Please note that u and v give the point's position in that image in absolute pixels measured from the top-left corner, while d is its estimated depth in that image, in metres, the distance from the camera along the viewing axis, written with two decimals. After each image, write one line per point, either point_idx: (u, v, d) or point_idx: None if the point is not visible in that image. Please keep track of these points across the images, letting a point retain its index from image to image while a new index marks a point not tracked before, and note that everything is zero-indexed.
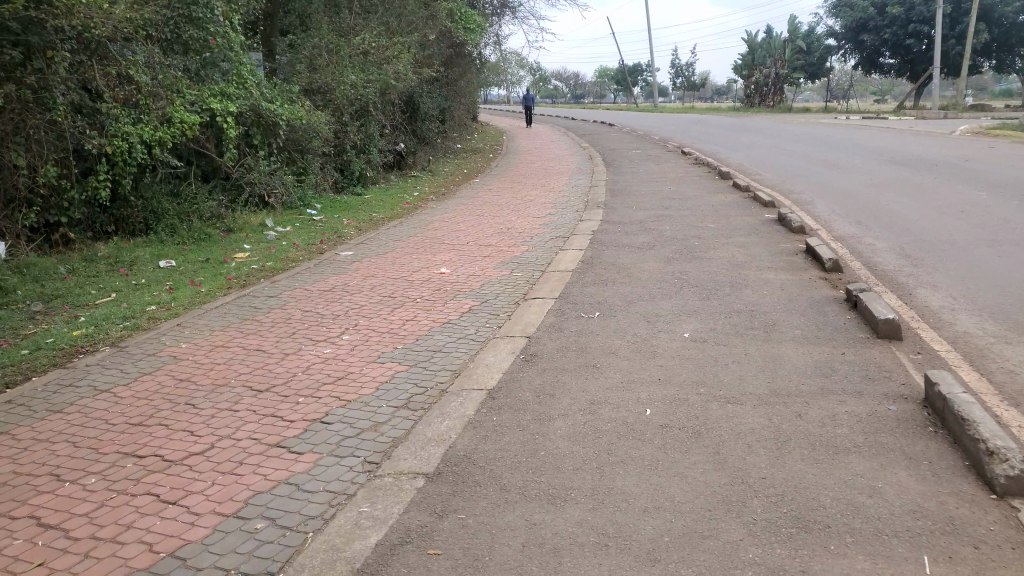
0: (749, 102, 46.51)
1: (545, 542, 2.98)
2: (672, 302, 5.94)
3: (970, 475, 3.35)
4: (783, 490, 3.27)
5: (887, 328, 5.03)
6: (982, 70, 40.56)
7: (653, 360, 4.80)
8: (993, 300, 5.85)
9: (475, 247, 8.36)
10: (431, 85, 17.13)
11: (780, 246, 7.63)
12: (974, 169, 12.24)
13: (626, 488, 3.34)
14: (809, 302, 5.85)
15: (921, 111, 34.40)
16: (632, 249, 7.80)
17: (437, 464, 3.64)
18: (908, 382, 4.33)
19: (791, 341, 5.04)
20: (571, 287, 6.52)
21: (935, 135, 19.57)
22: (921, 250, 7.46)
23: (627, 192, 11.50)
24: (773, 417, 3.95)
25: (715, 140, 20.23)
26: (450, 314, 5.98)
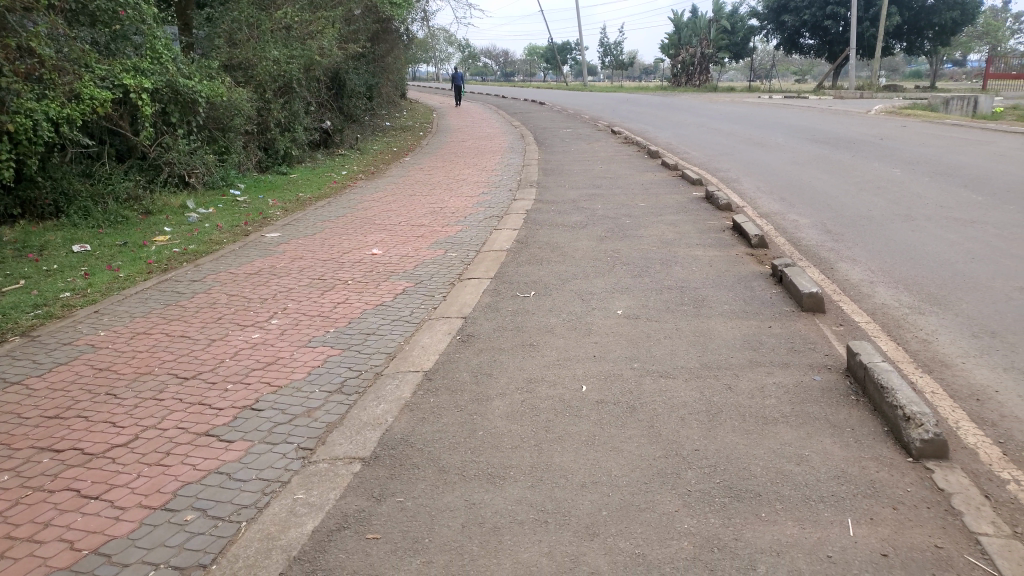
0: (676, 82, 47.26)
1: (485, 521, 2.98)
2: (606, 280, 6.00)
3: (889, 440, 3.49)
4: (715, 461, 3.35)
5: (810, 301, 5.20)
6: (893, 52, 42.26)
7: (589, 337, 4.84)
8: (908, 273, 6.12)
9: (407, 228, 8.24)
10: (358, 61, 16.75)
11: (708, 223, 7.79)
12: (888, 147, 12.77)
13: (564, 464, 3.36)
14: (736, 277, 6.00)
15: (839, 91, 35.60)
16: (566, 227, 7.83)
17: (373, 448, 3.58)
18: (831, 353, 4.49)
19: (721, 316, 5.15)
20: (506, 267, 6.49)
21: (853, 114, 20.30)
22: (841, 225, 7.72)
23: (559, 172, 11.53)
24: (705, 390, 4.04)
25: (645, 119, 20.49)
26: (383, 296, 5.88)
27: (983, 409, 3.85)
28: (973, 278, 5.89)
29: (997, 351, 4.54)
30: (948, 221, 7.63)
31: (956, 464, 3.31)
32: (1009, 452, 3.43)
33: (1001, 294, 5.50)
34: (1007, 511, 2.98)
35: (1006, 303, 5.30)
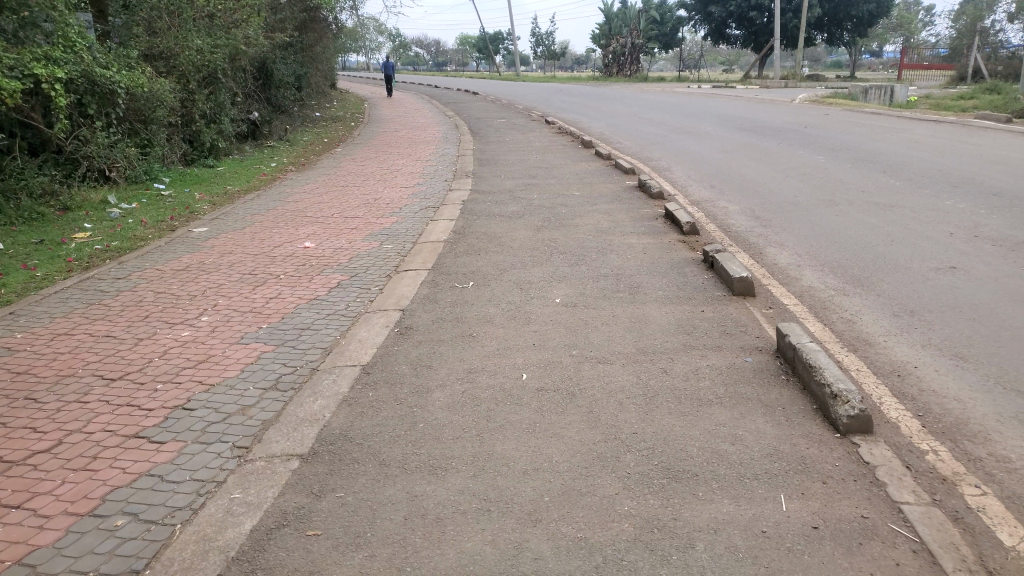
0: (608, 72, 47.74)
1: (428, 513, 2.96)
2: (544, 269, 6.03)
3: (817, 418, 3.62)
4: (653, 444, 3.41)
5: (741, 286, 5.35)
6: (815, 42, 43.64)
7: (528, 326, 4.86)
8: (832, 256, 6.34)
9: (340, 220, 8.11)
10: (286, 50, 16.35)
11: (642, 212, 7.91)
12: (811, 135, 13.20)
13: (505, 452, 3.37)
14: (670, 264, 6.11)
15: (764, 80, 36.61)
16: (502, 217, 7.83)
17: (311, 444, 3.52)
18: (761, 335, 4.62)
19: (656, 302, 5.24)
20: (443, 258, 6.45)
21: (778, 103, 20.88)
22: (769, 211, 7.95)
23: (494, 162, 11.52)
24: (641, 374, 4.12)
25: (578, 109, 20.64)
26: (317, 290, 5.77)
27: (904, 384, 4.03)
28: (892, 260, 6.15)
29: (916, 329, 4.76)
30: (869, 206, 7.94)
31: (880, 438, 3.45)
32: (928, 424, 3.61)
33: (918, 274, 5.76)
34: (926, 480, 3.13)
35: (923, 282, 5.56)
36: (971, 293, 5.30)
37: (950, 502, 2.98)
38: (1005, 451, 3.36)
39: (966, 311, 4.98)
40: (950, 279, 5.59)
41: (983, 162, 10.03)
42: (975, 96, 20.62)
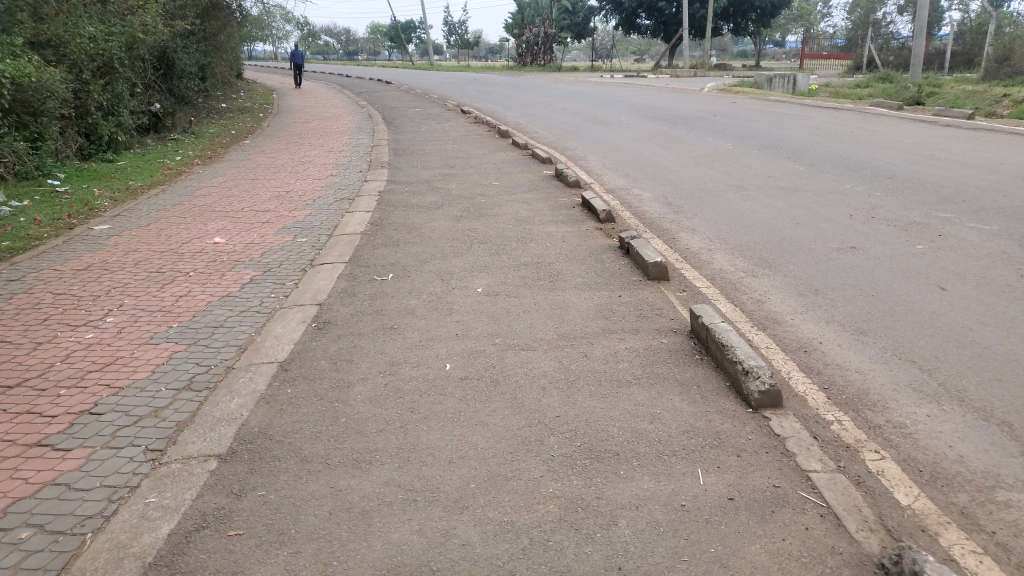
0: (522, 61, 47.94)
1: (353, 506, 2.94)
2: (464, 259, 6.02)
3: (730, 395, 3.77)
4: (575, 426, 3.48)
5: (656, 270, 5.50)
6: (721, 32, 44.98)
7: (450, 316, 4.85)
8: (742, 240, 6.58)
9: (252, 214, 7.87)
10: (188, 38, 15.70)
11: (559, 200, 8.00)
12: (719, 123, 13.62)
13: (430, 443, 3.37)
14: (588, 251, 6.21)
15: (674, 70, 37.54)
16: (420, 208, 7.77)
17: (230, 444, 3.43)
18: (676, 317, 4.77)
19: (575, 289, 5.32)
20: (361, 251, 6.36)
21: (688, 92, 21.44)
22: (682, 198, 8.18)
23: (410, 152, 11.40)
24: (563, 359, 4.18)
25: (493, 99, 20.65)
26: (230, 287, 5.59)
27: (809, 359, 4.24)
28: (797, 241, 6.43)
29: (819, 306, 5.01)
30: (775, 191, 8.26)
31: (788, 411, 3.63)
32: (832, 396, 3.81)
33: (822, 255, 6.04)
34: (831, 449, 3.31)
35: (825, 262, 5.84)
36: (869, 271, 5.60)
37: (852, 468, 3.16)
38: (901, 417, 3.58)
39: (865, 288, 5.26)
40: (850, 259, 5.89)
41: (877, 147, 10.60)
42: (869, 85, 21.73)
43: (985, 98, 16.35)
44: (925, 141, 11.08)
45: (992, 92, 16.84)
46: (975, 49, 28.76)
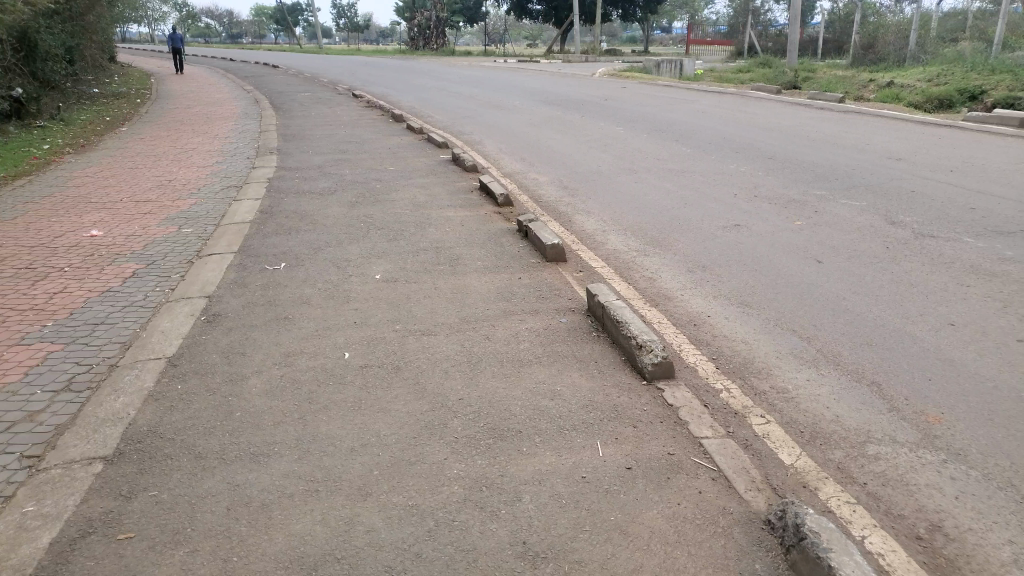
0: (414, 45, 47.38)
1: (252, 500, 2.86)
2: (361, 246, 5.93)
3: (626, 369, 3.89)
4: (477, 407, 3.50)
5: (553, 252, 5.59)
6: (611, 18, 45.93)
7: (348, 304, 4.77)
8: (634, 221, 6.77)
9: (131, 205, 7.45)
10: (52, 18, 14.61)
11: (456, 185, 7.99)
12: (610, 107, 13.93)
13: (331, 432, 3.32)
14: (487, 235, 6.24)
15: (566, 55, 38.07)
16: (313, 195, 7.58)
17: (116, 445, 3.26)
18: (574, 297, 4.87)
19: (474, 272, 5.34)
20: (251, 240, 6.14)
21: (580, 77, 21.78)
22: (577, 181, 8.33)
23: (300, 137, 11.07)
24: (464, 342, 4.20)
25: (386, 83, 20.30)
26: (110, 282, 5.29)
27: (699, 332, 4.43)
28: (686, 221, 6.69)
29: (708, 282, 5.23)
30: (665, 173, 8.53)
31: (681, 382, 3.79)
32: (720, 365, 4.00)
33: (709, 233, 6.30)
34: (721, 416, 3.48)
35: (712, 240, 6.10)
36: (752, 247, 5.89)
37: (740, 432, 3.34)
38: (784, 382, 3.81)
39: (748, 264, 5.53)
40: (734, 236, 6.17)
41: (758, 129, 11.14)
42: (749, 70, 22.71)
43: (854, 83, 17.43)
44: (801, 123, 11.69)
45: (858, 77, 17.96)
46: (843, 36, 30.66)
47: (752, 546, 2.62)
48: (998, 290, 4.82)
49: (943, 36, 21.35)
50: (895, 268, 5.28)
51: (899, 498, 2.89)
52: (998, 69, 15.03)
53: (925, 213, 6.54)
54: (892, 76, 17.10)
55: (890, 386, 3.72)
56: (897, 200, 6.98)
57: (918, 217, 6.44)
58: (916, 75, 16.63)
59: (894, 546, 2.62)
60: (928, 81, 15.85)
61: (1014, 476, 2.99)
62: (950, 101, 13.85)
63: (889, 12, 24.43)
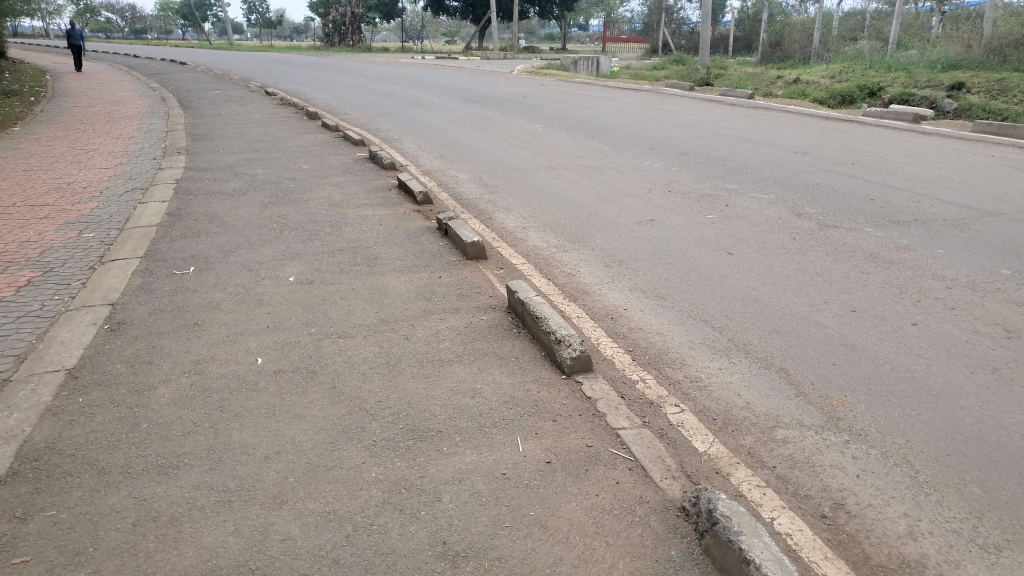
0: (329, 41, 46.54)
1: (160, 514, 2.75)
2: (275, 248, 5.78)
3: (546, 364, 3.92)
4: (397, 409, 3.46)
5: (474, 250, 5.58)
6: (528, 14, 46.23)
7: (261, 308, 4.65)
8: (553, 217, 6.83)
9: (26, 209, 7.05)
10: None
11: (374, 183, 7.88)
12: (529, 105, 14.00)
13: (244, 441, 3.22)
14: (405, 233, 6.18)
15: (485, 52, 38.08)
16: (223, 196, 7.35)
17: (10, 464, 3.08)
18: (493, 294, 4.87)
19: (393, 271, 5.28)
20: (158, 244, 5.90)
21: (499, 74, 21.81)
22: (496, 178, 8.34)
23: (210, 136, 10.71)
24: (382, 344, 4.14)
25: (300, 80, 19.84)
26: (2, 292, 4.98)
27: (616, 326, 4.50)
28: (603, 216, 6.78)
29: (624, 276, 5.32)
30: (582, 169, 8.64)
31: (599, 374, 3.84)
32: (637, 357, 4.08)
33: (626, 228, 6.42)
34: (637, 407, 3.55)
35: (628, 235, 6.21)
36: (667, 241, 6.03)
37: (656, 422, 3.41)
38: (697, 372, 3.91)
39: (663, 258, 5.65)
40: (650, 230, 6.30)
41: (671, 125, 11.39)
42: (664, 67, 23.25)
43: (762, 80, 18.04)
44: (713, 119, 12.02)
45: (766, 74, 18.61)
46: (752, 33, 31.71)
47: (668, 533, 2.68)
48: (894, 277, 5.08)
49: (843, 34, 22.37)
50: (802, 258, 5.49)
51: (805, 479, 3.01)
52: (894, 67, 15.83)
53: (829, 205, 6.83)
54: (797, 73, 17.79)
55: (797, 371, 3.87)
56: (801, 192, 7.27)
57: (822, 209, 6.72)
58: (820, 72, 17.34)
59: (801, 526, 2.73)
60: (831, 78, 16.54)
61: (910, 453, 3.16)
62: (852, 97, 14.51)
63: (794, 12, 25.41)
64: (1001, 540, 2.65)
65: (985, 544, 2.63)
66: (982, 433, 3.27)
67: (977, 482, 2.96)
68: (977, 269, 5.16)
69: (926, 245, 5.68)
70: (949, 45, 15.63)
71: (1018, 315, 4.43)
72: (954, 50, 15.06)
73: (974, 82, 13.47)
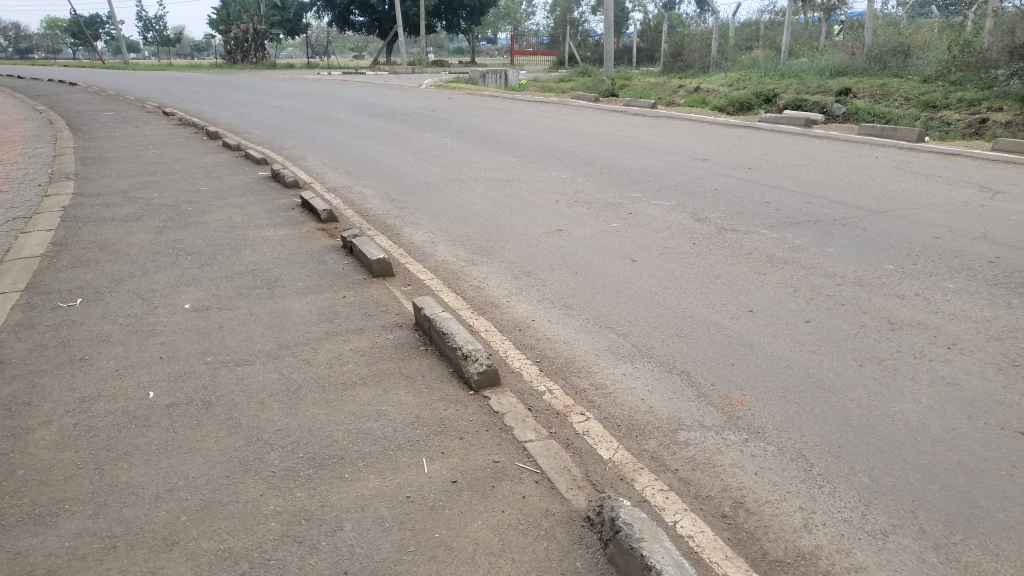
0: (232, 59, 45.38)
1: (35, 568, 2.57)
2: (171, 274, 5.55)
3: (453, 381, 3.88)
4: (297, 437, 3.36)
5: (380, 267, 5.49)
6: (435, 29, 46.36)
7: (153, 339, 4.44)
8: (461, 231, 6.81)
9: None
10: None
11: (277, 203, 7.68)
12: (437, 119, 13.98)
13: (132, 480, 3.05)
14: (309, 253, 6.04)
15: (393, 66, 37.83)
16: (115, 222, 7.01)
17: None
18: (400, 311, 4.81)
19: (296, 293, 5.14)
20: (41, 276, 5.57)
21: (407, 89, 21.71)
22: (404, 193, 8.26)
23: (101, 160, 10.22)
24: (282, 370, 4.01)
25: (199, 99, 19.21)
26: None
27: (524, 337, 4.50)
28: (511, 228, 6.81)
29: (532, 287, 5.35)
30: (491, 182, 8.67)
31: (506, 388, 3.82)
32: (544, 368, 4.09)
33: (535, 239, 6.45)
34: (544, 418, 3.55)
35: (536, 246, 6.25)
36: (574, 250, 6.09)
37: (562, 432, 3.42)
38: (602, 379, 3.95)
39: (570, 267, 5.70)
40: (557, 241, 6.36)
41: (577, 136, 11.57)
42: (570, 79, 23.68)
43: (664, 89, 18.58)
44: (618, 129, 12.28)
45: (669, 83, 19.17)
46: (655, 45, 32.57)
47: (573, 544, 2.68)
48: (788, 276, 5.28)
49: (740, 43, 23.30)
50: (702, 262, 5.64)
51: (707, 480, 3.07)
52: (786, 75, 16.58)
53: (727, 209, 7.06)
54: (698, 82, 18.40)
55: (698, 373, 3.96)
56: (702, 198, 7.49)
57: (721, 213, 6.94)
58: (718, 80, 17.99)
59: (702, 527, 2.77)
60: (729, 85, 17.17)
61: (804, 448, 3.26)
62: (749, 104, 15.09)
63: (692, 23, 26.30)
64: (887, 525, 2.76)
65: (873, 531, 2.74)
66: (869, 422, 3.42)
67: (865, 471, 3.08)
68: (865, 265, 5.42)
69: (817, 244, 5.93)
70: (836, 53, 16.49)
71: (900, 308, 4.67)
72: (840, 58, 15.90)
73: (860, 87, 14.21)
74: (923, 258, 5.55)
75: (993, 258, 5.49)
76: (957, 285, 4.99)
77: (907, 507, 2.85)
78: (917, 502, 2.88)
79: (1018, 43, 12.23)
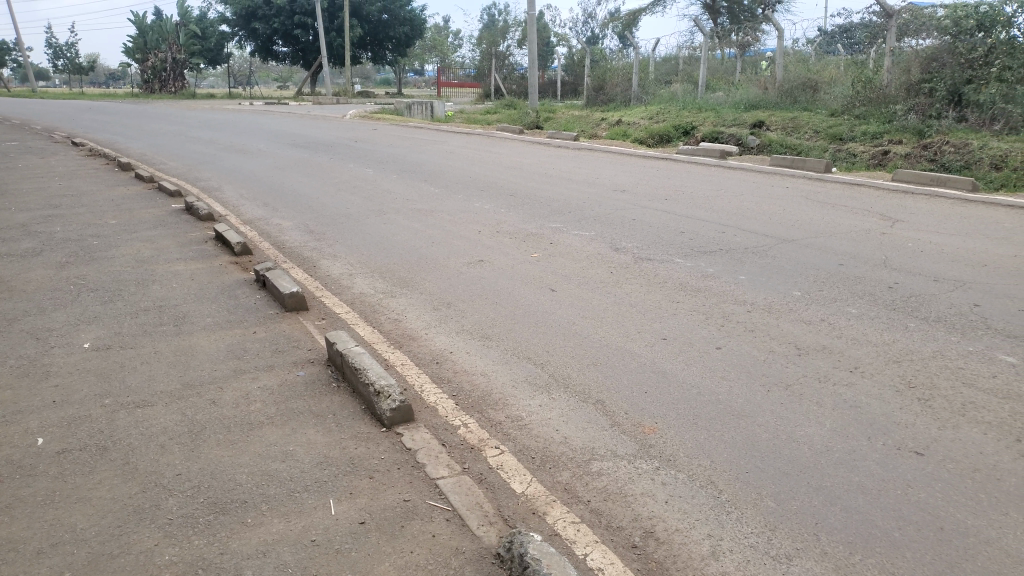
0: (149, 88, 44.23)
1: None
2: (70, 312, 5.28)
3: (365, 418, 3.79)
4: (198, 481, 3.21)
5: (293, 301, 5.36)
6: (361, 60, 46.35)
7: (47, 381, 4.20)
8: (381, 263, 6.71)
9: None
10: None
11: (189, 236, 7.43)
12: (360, 149, 13.90)
13: (12, 535, 2.85)
14: (220, 288, 5.86)
15: (318, 96, 37.52)
16: (12, 257, 6.66)
17: None
18: (313, 347, 4.69)
19: (204, 331, 4.96)
20: None
21: (331, 120, 21.55)
22: (323, 225, 8.13)
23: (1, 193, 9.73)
24: (186, 411, 3.85)
25: (112, 129, 18.59)
26: None
27: (440, 370, 4.45)
28: (432, 259, 6.77)
29: (451, 318, 5.31)
30: (413, 212, 8.63)
31: (420, 424, 3.76)
32: (459, 402, 4.04)
33: (455, 270, 6.43)
34: (457, 453, 3.50)
35: (456, 277, 6.23)
36: (494, 281, 6.10)
37: (475, 468, 3.38)
38: (518, 411, 3.93)
39: (490, 298, 5.69)
40: (477, 271, 6.35)
41: (500, 168, 11.66)
42: (496, 111, 23.98)
43: (587, 122, 18.97)
44: (540, 160, 12.44)
45: (591, 116, 19.59)
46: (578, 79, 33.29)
47: None
48: (700, 304, 5.40)
49: (660, 76, 23.98)
50: (619, 291, 5.72)
51: (618, 510, 3.07)
52: (703, 108, 17.15)
53: (645, 238, 7.21)
54: (619, 115, 18.87)
55: (612, 402, 3.98)
56: (620, 228, 7.63)
57: (638, 242, 7.08)
58: (639, 113, 18.46)
59: (612, 559, 2.77)
60: (649, 118, 17.66)
61: (713, 474, 3.31)
62: (668, 136, 15.52)
63: (613, 58, 27.05)
64: (791, 549, 2.81)
65: (777, 555, 2.79)
66: (775, 447, 3.49)
67: (772, 495, 3.14)
68: (774, 292, 5.59)
69: (729, 272, 6.09)
70: (749, 88, 17.19)
71: (807, 333, 4.83)
72: (753, 92, 16.58)
73: (772, 120, 14.83)
74: (828, 284, 5.77)
75: (892, 283, 5.76)
76: (860, 310, 5.20)
77: (811, 529, 2.91)
78: (820, 524, 2.94)
79: (914, 80, 13.10)
